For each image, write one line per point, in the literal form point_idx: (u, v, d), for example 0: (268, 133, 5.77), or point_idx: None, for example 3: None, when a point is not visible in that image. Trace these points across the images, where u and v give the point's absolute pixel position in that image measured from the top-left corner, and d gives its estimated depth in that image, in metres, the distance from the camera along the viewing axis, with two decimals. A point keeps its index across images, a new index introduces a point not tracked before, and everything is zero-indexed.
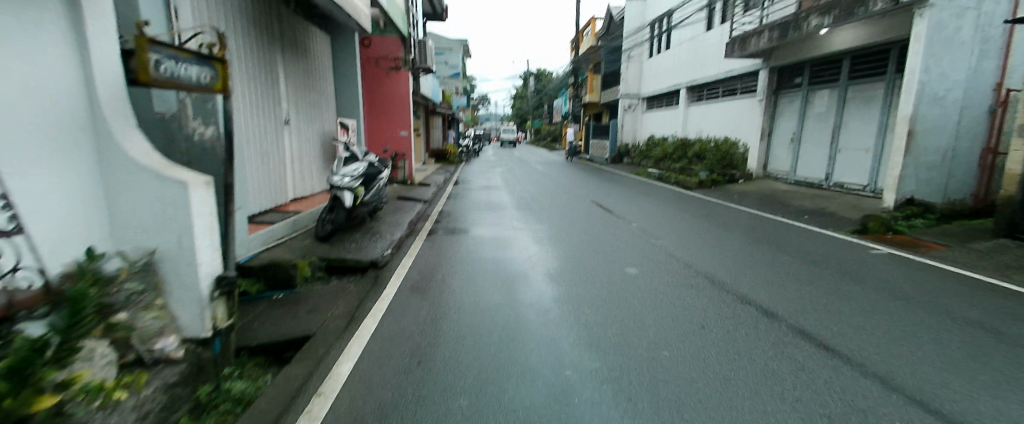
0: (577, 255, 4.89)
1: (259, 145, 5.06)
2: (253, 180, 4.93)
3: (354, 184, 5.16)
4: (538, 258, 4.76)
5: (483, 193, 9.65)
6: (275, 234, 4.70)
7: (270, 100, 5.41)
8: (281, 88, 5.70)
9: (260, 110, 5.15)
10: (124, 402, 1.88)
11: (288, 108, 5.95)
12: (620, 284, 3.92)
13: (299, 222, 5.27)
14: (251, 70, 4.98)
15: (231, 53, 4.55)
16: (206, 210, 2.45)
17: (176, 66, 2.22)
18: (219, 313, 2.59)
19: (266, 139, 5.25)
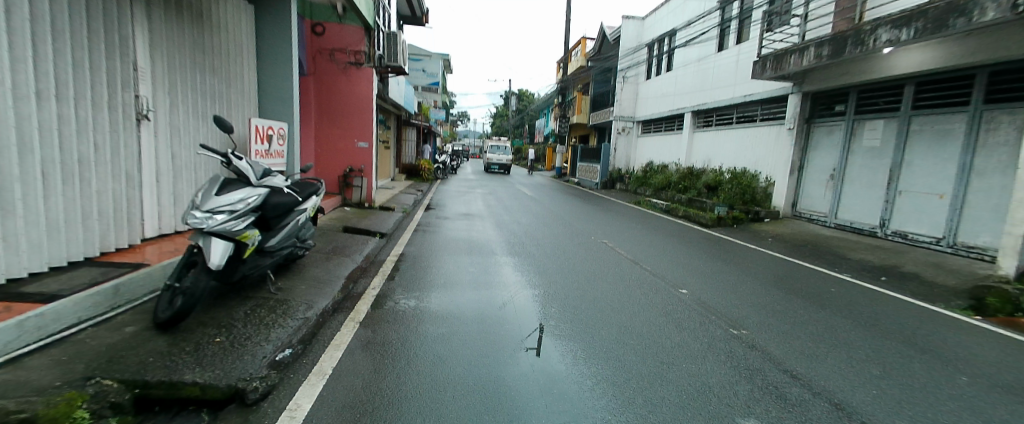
0: (627, 357, 2.83)
1: (54, 151, 2.80)
2: (26, 214, 2.66)
3: (236, 228, 2.96)
4: (558, 366, 2.67)
5: (462, 225, 7.47)
6: (47, 323, 2.41)
7: (101, 79, 3.16)
8: (132, 63, 3.47)
9: (67, 92, 2.90)
10: None
11: (151, 96, 3.73)
12: (615, 328, 3.30)
13: (127, 289, 2.99)
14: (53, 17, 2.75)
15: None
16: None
17: None
18: None
19: (76, 142, 2.98)
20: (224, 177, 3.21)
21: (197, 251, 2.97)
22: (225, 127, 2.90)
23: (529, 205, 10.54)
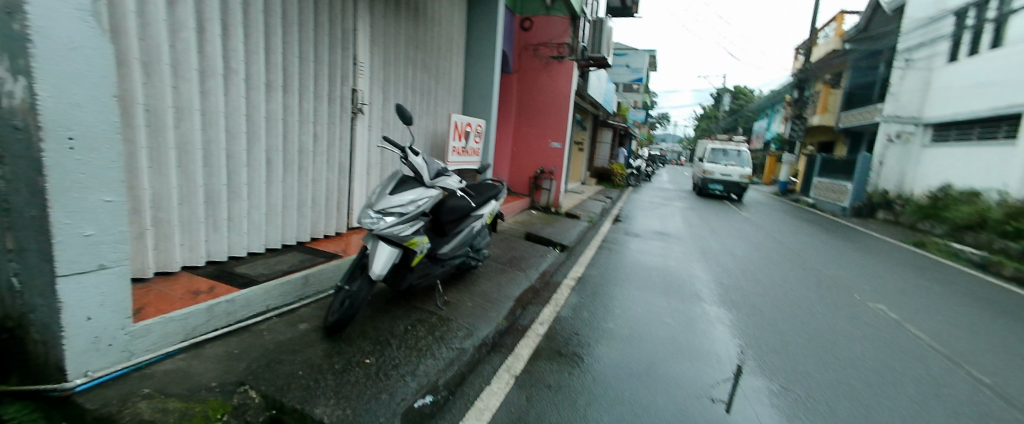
0: None
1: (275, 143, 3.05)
2: (249, 196, 2.94)
3: (403, 233, 2.72)
4: None
5: (658, 246, 6.29)
6: (236, 309, 2.49)
7: (322, 73, 3.38)
8: (351, 58, 3.66)
9: (292, 85, 3.13)
10: None
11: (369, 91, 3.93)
12: None
13: (315, 280, 3.06)
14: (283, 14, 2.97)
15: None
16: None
17: None
18: None
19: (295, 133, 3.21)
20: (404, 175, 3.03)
21: (367, 253, 2.84)
22: (405, 118, 2.82)
23: (747, 229, 8.47)
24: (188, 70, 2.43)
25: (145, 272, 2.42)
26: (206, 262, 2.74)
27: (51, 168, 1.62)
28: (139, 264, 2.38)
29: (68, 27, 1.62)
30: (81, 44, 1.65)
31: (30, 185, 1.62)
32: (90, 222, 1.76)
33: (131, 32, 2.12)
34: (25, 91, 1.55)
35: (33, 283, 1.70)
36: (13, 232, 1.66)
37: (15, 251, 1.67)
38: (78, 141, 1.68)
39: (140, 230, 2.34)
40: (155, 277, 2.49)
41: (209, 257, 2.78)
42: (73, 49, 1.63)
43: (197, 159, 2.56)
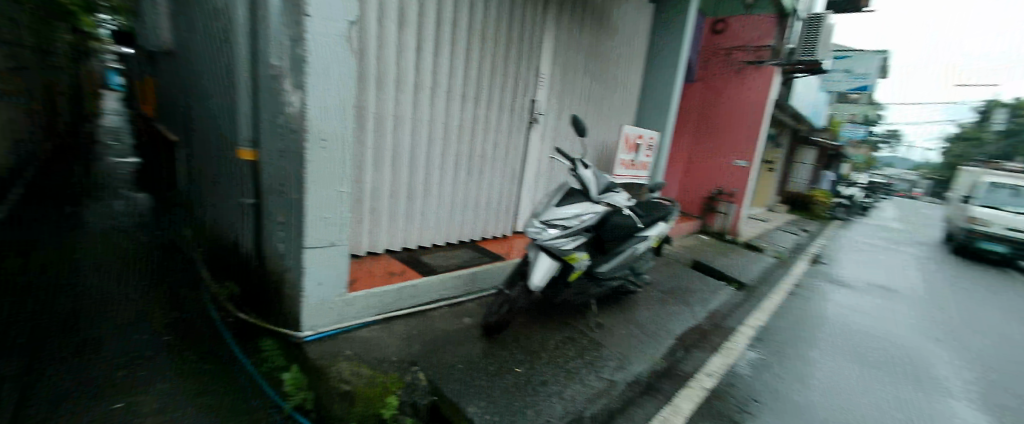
0: None
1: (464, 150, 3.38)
2: (438, 195, 3.33)
3: (565, 246, 2.68)
4: None
5: (876, 305, 4.94)
6: (418, 294, 2.83)
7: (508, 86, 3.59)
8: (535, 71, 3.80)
9: (484, 97, 3.40)
10: None
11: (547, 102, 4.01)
12: None
13: (483, 278, 3.27)
14: (483, 32, 3.23)
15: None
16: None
17: None
18: None
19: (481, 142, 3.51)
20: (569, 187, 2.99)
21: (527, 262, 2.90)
22: (579, 129, 2.80)
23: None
24: (406, 84, 2.85)
25: (359, 250, 2.94)
26: (401, 248, 3.21)
27: (310, 160, 2.09)
28: (356, 242, 2.91)
29: (330, 50, 2.03)
30: (341, 65, 2.08)
31: (297, 175, 2.14)
32: (329, 206, 2.22)
33: (371, 52, 2.59)
34: (301, 102, 2.02)
35: (292, 248, 2.24)
36: (287, 211, 2.25)
37: (285, 223, 2.28)
38: (328, 141, 2.13)
39: (359, 216, 2.87)
40: (365, 255, 2.99)
41: (405, 244, 3.25)
42: (331, 68, 2.05)
43: (405, 159, 3.00)
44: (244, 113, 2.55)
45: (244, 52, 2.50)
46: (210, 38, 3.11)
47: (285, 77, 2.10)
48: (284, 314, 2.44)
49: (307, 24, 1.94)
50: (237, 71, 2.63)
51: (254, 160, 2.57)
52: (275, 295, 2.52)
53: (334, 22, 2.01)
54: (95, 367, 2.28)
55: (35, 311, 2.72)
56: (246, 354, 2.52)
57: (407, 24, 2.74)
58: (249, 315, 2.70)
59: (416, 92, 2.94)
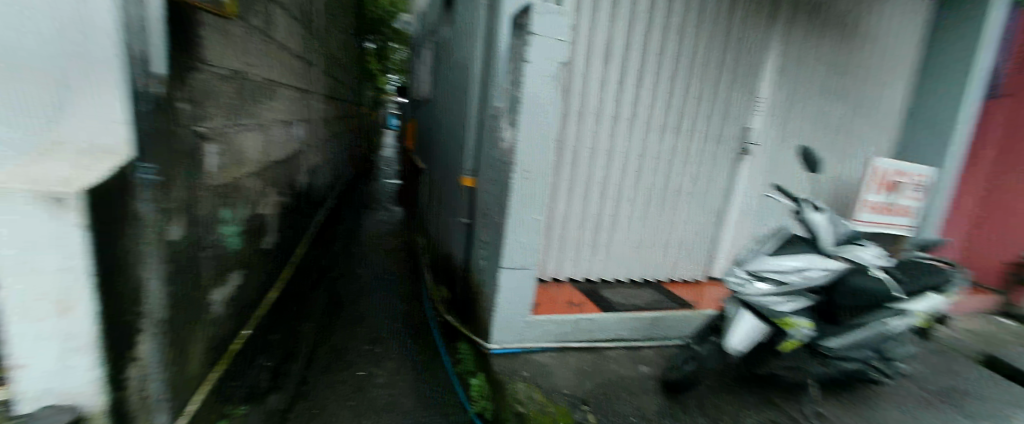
0: None
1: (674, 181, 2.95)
2: (632, 230, 3.00)
3: (778, 306, 2.15)
4: None
5: None
6: (596, 328, 2.66)
7: (717, 111, 2.89)
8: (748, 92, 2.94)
9: (695, 130, 2.89)
10: None
11: (764, 128, 3.08)
12: None
13: (671, 325, 2.84)
14: (692, 56, 2.73)
15: (650, 25, 2.59)
16: (42, 263, 1.09)
17: None
18: None
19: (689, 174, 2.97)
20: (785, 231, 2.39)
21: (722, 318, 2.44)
22: (807, 161, 2.17)
23: None
24: (605, 116, 2.66)
25: (544, 275, 2.95)
26: (597, 278, 3.06)
27: (515, 190, 2.29)
28: (543, 267, 2.92)
29: (541, 89, 2.18)
30: (549, 103, 2.21)
31: (502, 201, 2.36)
32: (524, 232, 2.37)
33: (577, 89, 2.54)
34: (512, 139, 2.25)
35: (491, 266, 2.47)
36: (490, 233, 2.52)
37: (487, 243, 2.56)
38: (530, 172, 2.28)
39: (549, 242, 2.85)
40: (550, 281, 2.99)
41: (601, 275, 3.08)
42: (541, 106, 2.20)
43: (597, 190, 2.80)
44: (469, 145, 3.00)
45: (475, 97, 2.95)
46: (454, 88, 3.79)
47: (502, 116, 2.40)
48: (477, 323, 2.70)
49: (524, 70, 2.15)
50: (468, 109, 3.09)
51: (472, 186, 2.99)
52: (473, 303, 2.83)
53: (546, 64, 2.17)
54: (355, 338, 3.02)
55: (326, 288, 3.78)
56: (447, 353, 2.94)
57: (613, 58, 2.56)
58: (452, 317, 3.15)
59: (624, 119, 2.70)
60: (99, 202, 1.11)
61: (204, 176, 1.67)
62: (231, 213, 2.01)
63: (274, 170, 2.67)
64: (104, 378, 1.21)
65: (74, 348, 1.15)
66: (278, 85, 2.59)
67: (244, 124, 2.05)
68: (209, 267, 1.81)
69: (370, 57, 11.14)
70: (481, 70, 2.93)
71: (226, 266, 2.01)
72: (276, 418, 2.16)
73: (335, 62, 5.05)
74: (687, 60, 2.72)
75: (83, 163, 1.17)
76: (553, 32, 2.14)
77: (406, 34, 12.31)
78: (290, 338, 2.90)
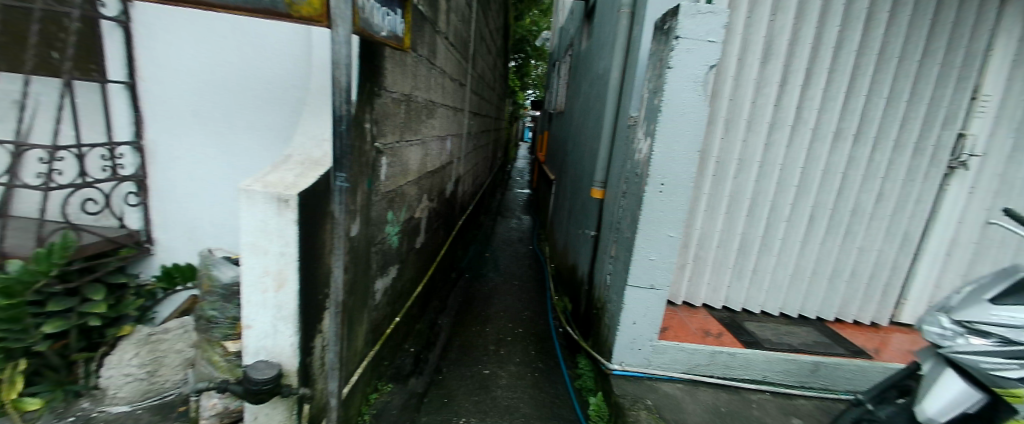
0: None
1: (848, 200, 2.45)
2: (793, 257, 2.57)
3: (1007, 373, 1.53)
4: None
5: None
6: (736, 365, 2.36)
7: (919, 116, 2.32)
8: (964, 91, 2.29)
9: (883, 138, 2.36)
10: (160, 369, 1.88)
11: (995, 136, 2.34)
12: None
13: (837, 374, 2.37)
14: (881, 50, 2.23)
15: (824, 17, 2.20)
16: (269, 247, 1.39)
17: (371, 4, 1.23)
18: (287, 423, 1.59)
19: (873, 192, 2.44)
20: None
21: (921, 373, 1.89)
22: None
23: None
24: (760, 124, 2.33)
25: (675, 298, 2.75)
26: (740, 308, 2.73)
27: (648, 203, 2.16)
28: (675, 290, 2.73)
29: (686, 94, 2.05)
30: (691, 111, 2.06)
31: (634, 215, 2.27)
32: (656, 249, 2.22)
33: (726, 94, 2.30)
34: (649, 149, 2.15)
35: (619, 281, 2.38)
36: (619, 247, 2.44)
37: (615, 257, 2.49)
38: (667, 185, 2.13)
39: (684, 262, 2.63)
40: (681, 305, 2.77)
41: (744, 305, 2.74)
42: (685, 114, 2.07)
43: (744, 206, 2.48)
44: (601, 156, 2.97)
45: (612, 108, 2.91)
46: (589, 101, 3.80)
47: (639, 125, 2.33)
48: (599, 340, 2.62)
49: (667, 78, 2.05)
50: (603, 121, 3.06)
51: (602, 198, 2.95)
52: (596, 320, 2.75)
53: (693, 69, 2.02)
54: (484, 337, 3.21)
55: (462, 287, 4.11)
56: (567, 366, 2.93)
57: (773, 57, 2.25)
58: (574, 330, 3.13)
59: (781, 128, 2.34)
60: (305, 202, 1.40)
61: (378, 184, 1.97)
62: (394, 216, 2.31)
63: (428, 179, 3.00)
64: (299, 345, 1.51)
65: (284, 317, 1.47)
66: (437, 105, 2.92)
67: (409, 139, 2.36)
68: (375, 261, 2.11)
69: (511, 75, 11.88)
70: (618, 82, 2.88)
71: (387, 261, 2.32)
72: (414, 401, 2.43)
73: (482, 81, 5.51)
74: (875, 55, 2.23)
75: (302, 173, 1.47)
76: (703, 34, 1.99)
77: (545, 51, 12.78)
78: (431, 329, 3.24)
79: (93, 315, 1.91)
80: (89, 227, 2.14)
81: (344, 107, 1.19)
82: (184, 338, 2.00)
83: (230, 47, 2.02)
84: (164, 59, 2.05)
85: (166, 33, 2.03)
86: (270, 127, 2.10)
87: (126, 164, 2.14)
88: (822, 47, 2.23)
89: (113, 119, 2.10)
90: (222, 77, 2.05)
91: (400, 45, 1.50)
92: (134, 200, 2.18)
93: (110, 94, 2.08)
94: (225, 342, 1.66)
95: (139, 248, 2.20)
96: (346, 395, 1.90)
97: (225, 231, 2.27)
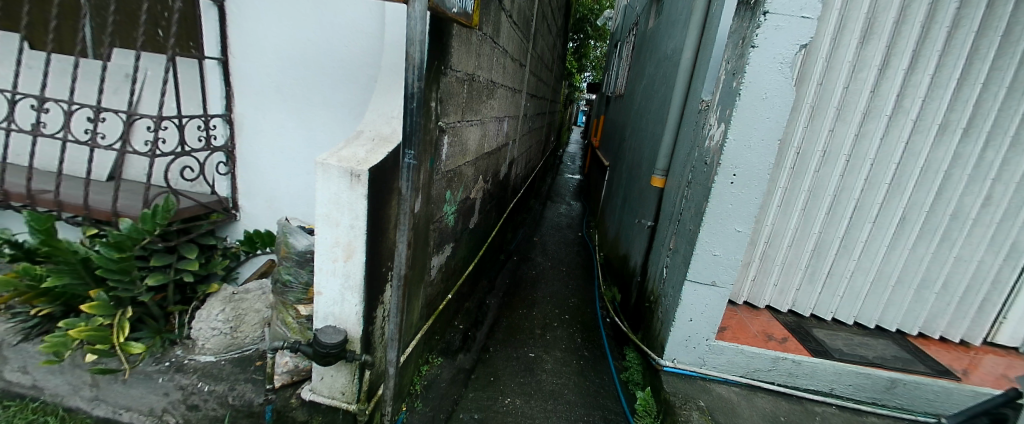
0: None
1: (949, 202, 2.18)
2: (879, 261, 2.33)
3: None
4: None
5: None
6: (801, 373, 2.21)
7: None
8: None
9: (999, 132, 2.05)
10: (240, 328, 2.07)
11: None
12: None
13: (919, 394, 2.16)
14: (1009, 28, 1.92)
15: None
16: (341, 219, 1.47)
17: None
18: (348, 386, 1.71)
19: (983, 194, 2.14)
20: None
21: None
22: None
23: None
24: (851, 113, 2.12)
25: (736, 298, 2.62)
26: (809, 313, 2.53)
27: (716, 194, 2.04)
28: (736, 289, 2.60)
29: (770, 77, 1.89)
30: (771, 97, 1.90)
31: (699, 206, 2.15)
32: (719, 242, 2.10)
33: (813, 78, 2.10)
34: (721, 136, 2.02)
35: (677, 274, 2.29)
36: (679, 239, 2.35)
37: (673, 249, 2.39)
38: (739, 176, 2.00)
39: (749, 260, 2.48)
40: (743, 305, 2.63)
41: (814, 310, 2.54)
42: (766, 99, 1.91)
43: (823, 203, 2.27)
44: (664, 143, 2.83)
45: (680, 92, 2.76)
46: (653, 84, 3.63)
47: (712, 111, 2.19)
48: (651, 333, 2.55)
49: (747, 60, 1.90)
50: (669, 105, 2.91)
51: (663, 187, 2.82)
52: (648, 313, 2.67)
53: (781, 48, 1.86)
54: (532, 320, 3.23)
55: (511, 270, 4.15)
56: (614, 356, 2.89)
57: (873, 36, 2.02)
58: (623, 322, 3.07)
59: (873, 118, 2.11)
60: (374, 178, 1.45)
61: (439, 163, 2.00)
62: (452, 196, 2.35)
63: (485, 160, 3.01)
64: (362, 315, 1.59)
65: (350, 288, 1.55)
66: (497, 86, 2.90)
67: (470, 120, 2.38)
68: (433, 240, 2.17)
69: (569, 57, 11.63)
70: (690, 64, 2.72)
71: (444, 239, 2.37)
72: (462, 376, 2.51)
73: (541, 63, 5.41)
74: (1001, 35, 1.93)
75: (373, 150, 1.53)
76: (796, 9, 1.82)
77: (605, 32, 12.37)
78: (479, 308, 3.31)
79: (186, 272, 2.12)
80: (187, 192, 2.41)
81: (416, 84, 1.21)
82: (263, 299, 2.18)
83: (310, 25, 2.11)
84: (251, 37, 2.18)
85: (254, 12, 2.15)
86: (343, 104, 2.19)
87: (218, 135, 2.33)
88: (934, 25, 1.96)
89: (207, 93, 2.28)
90: (303, 54, 2.15)
91: (468, 23, 1.49)
92: (224, 170, 2.37)
93: (207, 69, 2.25)
94: (298, 306, 1.79)
95: (226, 214, 2.40)
96: (401, 364, 2.00)
97: (297, 204, 2.42)
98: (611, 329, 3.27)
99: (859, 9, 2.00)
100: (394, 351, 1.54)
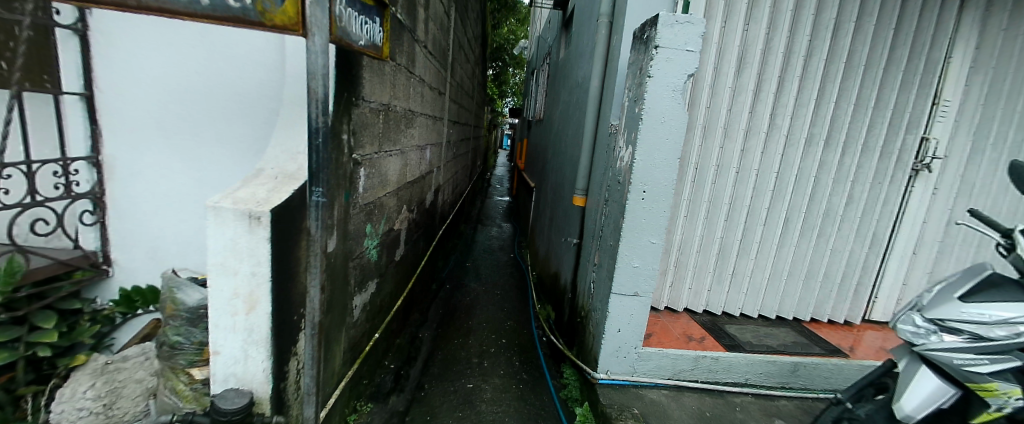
0: None
1: (820, 204, 2.51)
2: (772, 260, 2.61)
3: (980, 368, 1.55)
4: None
5: None
6: (719, 369, 2.38)
7: (883, 123, 2.41)
8: (923, 98, 2.40)
9: (850, 143, 2.43)
10: (116, 403, 1.76)
11: (952, 141, 2.47)
12: None
13: (817, 375, 2.41)
14: (848, 58, 2.31)
15: (795, 27, 2.27)
16: (240, 267, 1.33)
17: (349, 16, 1.20)
18: None
19: (845, 196, 2.51)
20: (993, 271, 1.74)
21: (897, 369, 1.93)
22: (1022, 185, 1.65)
23: None
24: (737, 131, 2.38)
25: (658, 303, 2.76)
26: (720, 311, 2.75)
27: (631, 211, 2.17)
28: (657, 296, 2.74)
29: (665, 102, 2.07)
30: (669, 120, 2.08)
31: (617, 223, 2.27)
32: (637, 256, 2.22)
33: (703, 101, 2.34)
34: (631, 156, 2.16)
35: (602, 290, 2.37)
36: (602, 254, 2.45)
37: (597, 265, 2.49)
38: (649, 193, 2.15)
39: (665, 267, 2.65)
40: (664, 310, 2.79)
41: (724, 308, 2.77)
42: (665, 122, 2.09)
43: (722, 211, 2.52)
44: (582, 164, 2.98)
45: (591, 116, 2.93)
46: (568, 108, 3.82)
47: (620, 133, 2.35)
48: (584, 349, 2.59)
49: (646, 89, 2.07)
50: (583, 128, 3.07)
51: (584, 205, 2.95)
52: (580, 328, 2.72)
53: (673, 78, 2.05)
54: (466, 349, 3.15)
55: (442, 299, 4.05)
56: (551, 376, 2.90)
57: (747, 65, 2.30)
58: (558, 339, 3.11)
59: (755, 133, 2.39)
60: (278, 219, 1.34)
61: (356, 196, 1.91)
62: (373, 229, 2.26)
63: (407, 189, 2.94)
64: (272, 370, 1.44)
65: (255, 340, 1.39)
66: (415, 114, 2.87)
67: (388, 150, 2.32)
68: (353, 276, 2.04)
69: (489, 83, 11.95)
70: (598, 90, 2.91)
71: (367, 275, 2.25)
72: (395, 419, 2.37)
73: (461, 90, 5.48)
74: (843, 63, 2.31)
75: (276, 188, 1.42)
76: (682, 44, 2.02)
77: (522, 59, 12.91)
78: (411, 342, 3.18)
79: (43, 344, 1.78)
80: (40, 250, 1.98)
81: (320, 118, 1.15)
82: (145, 367, 1.91)
83: (196, 57, 1.95)
84: (123, 71, 1.96)
85: (126, 43, 1.94)
86: (241, 139, 2.03)
87: (81, 180, 2.01)
88: (793, 56, 2.29)
89: (65, 134, 1.95)
90: (189, 88, 1.98)
91: (378, 54, 1.46)
92: (91, 220, 2.06)
93: (64, 106, 1.94)
94: (191, 370, 1.57)
95: (96, 270, 2.08)
96: (323, 417, 1.83)
97: (192, 249, 2.17)
98: (547, 348, 3.29)
99: (733, 41, 2.29)
100: (312, 406, 1.41)
